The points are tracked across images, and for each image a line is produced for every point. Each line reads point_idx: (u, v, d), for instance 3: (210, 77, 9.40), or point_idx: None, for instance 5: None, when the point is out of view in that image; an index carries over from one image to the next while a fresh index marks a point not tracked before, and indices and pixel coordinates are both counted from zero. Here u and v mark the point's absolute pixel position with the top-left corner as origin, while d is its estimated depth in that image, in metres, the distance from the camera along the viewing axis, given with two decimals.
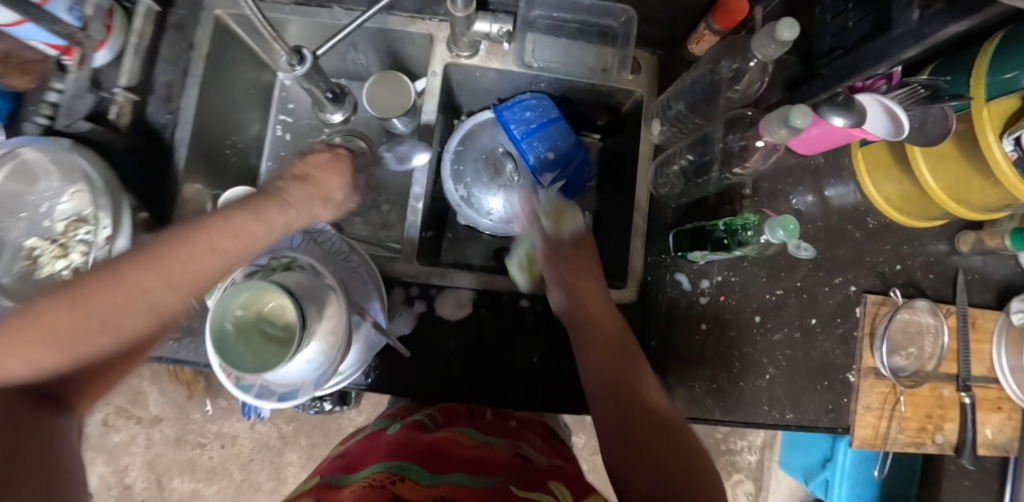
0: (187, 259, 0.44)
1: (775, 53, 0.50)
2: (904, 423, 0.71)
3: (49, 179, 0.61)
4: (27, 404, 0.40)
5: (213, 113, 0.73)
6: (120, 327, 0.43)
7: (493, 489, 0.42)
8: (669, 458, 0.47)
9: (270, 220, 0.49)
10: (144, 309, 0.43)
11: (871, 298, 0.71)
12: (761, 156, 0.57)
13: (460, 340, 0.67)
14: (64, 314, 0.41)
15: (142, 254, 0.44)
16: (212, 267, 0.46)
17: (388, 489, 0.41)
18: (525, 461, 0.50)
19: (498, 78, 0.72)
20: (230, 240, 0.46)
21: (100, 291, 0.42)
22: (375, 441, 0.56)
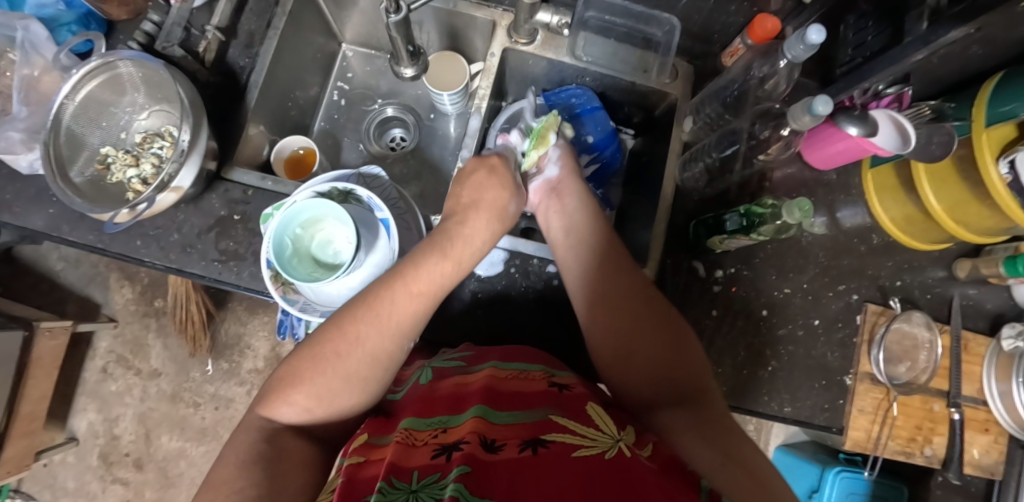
0: (392, 307, 0.52)
1: (804, 54, 0.56)
2: (895, 431, 0.75)
3: (136, 96, 0.69)
4: (307, 403, 0.49)
5: (284, 66, 0.79)
6: (360, 363, 0.50)
7: (534, 423, 0.48)
8: (686, 376, 0.54)
9: (459, 258, 0.59)
10: (363, 353, 0.50)
11: (871, 308, 0.76)
12: (777, 146, 0.67)
13: (488, 298, 0.71)
14: (354, 342, 0.50)
15: (360, 310, 0.52)
16: (411, 312, 0.53)
17: (431, 443, 0.47)
18: (561, 389, 0.55)
19: (549, 67, 0.79)
20: (444, 265, 0.57)
21: (343, 339, 0.50)
22: (407, 394, 0.61)
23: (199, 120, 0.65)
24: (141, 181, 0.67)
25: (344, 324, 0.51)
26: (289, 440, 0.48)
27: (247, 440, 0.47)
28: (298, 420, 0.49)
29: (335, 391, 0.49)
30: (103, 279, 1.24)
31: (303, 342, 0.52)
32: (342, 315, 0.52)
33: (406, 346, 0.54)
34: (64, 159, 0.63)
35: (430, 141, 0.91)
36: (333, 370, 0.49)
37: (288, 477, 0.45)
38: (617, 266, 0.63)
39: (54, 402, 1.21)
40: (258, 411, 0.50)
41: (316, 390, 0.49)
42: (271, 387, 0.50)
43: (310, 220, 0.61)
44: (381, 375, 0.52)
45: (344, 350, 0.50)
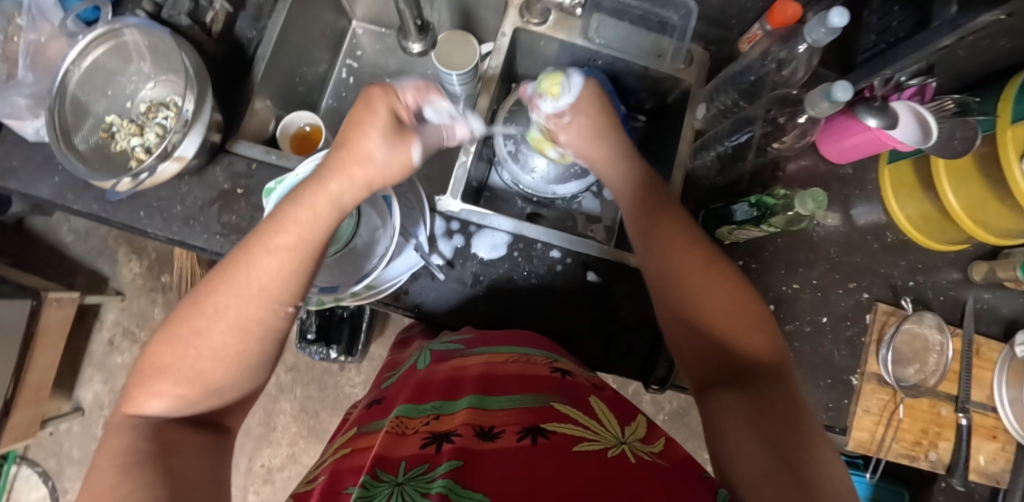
0: (250, 270, 0.47)
1: (825, 39, 0.54)
2: (901, 434, 0.73)
3: (142, 65, 0.68)
4: (172, 382, 0.45)
5: (292, 40, 0.78)
6: (224, 338, 0.46)
7: (535, 410, 0.47)
8: (754, 358, 0.48)
9: (320, 207, 0.50)
10: (222, 326, 0.46)
11: (882, 307, 0.74)
12: (793, 134, 0.65)
13: (490, 281, 0.70)
14: (214, 320, 0.46)
15: (218, 280, 0.47)
16: (272, 271, 0.47)
17: (421, 430, 0.47)
18: (564, 376, 0.54)
19: (560, 49, 0.78)
20: (303, 215, 0.49)
21: (198, 314, 0.46)
22: (403, 378, 0.63)
23: (203, 89, 0.64)
24: (145, 149, 0.67)
25: (205, 299, 0.46)
26: (176, 429, 0.44)
27: (121, 436, 0.42)
28: (173, 412, 0.45)
29: (209, 373, 0.45)
30: (111, 253, 1.25)
31: (164, 323, 0.47)
32: (206, 288, 0.47)
33: (278, 311, 0.48)
34: (68, 126, 0.62)
35: None
36: (196, 353, 0.45)
37: (191, 463, 0.42)
38: (681, 235, 0.56)
39: (62, 372, 1.23)
40: (124, 409, 0.45)
41: (185, 374, 0.45)
42: (135, 379, 0.45)
43: None
44: (258, 344, 0.47)
45: (205, 325, 0.46)
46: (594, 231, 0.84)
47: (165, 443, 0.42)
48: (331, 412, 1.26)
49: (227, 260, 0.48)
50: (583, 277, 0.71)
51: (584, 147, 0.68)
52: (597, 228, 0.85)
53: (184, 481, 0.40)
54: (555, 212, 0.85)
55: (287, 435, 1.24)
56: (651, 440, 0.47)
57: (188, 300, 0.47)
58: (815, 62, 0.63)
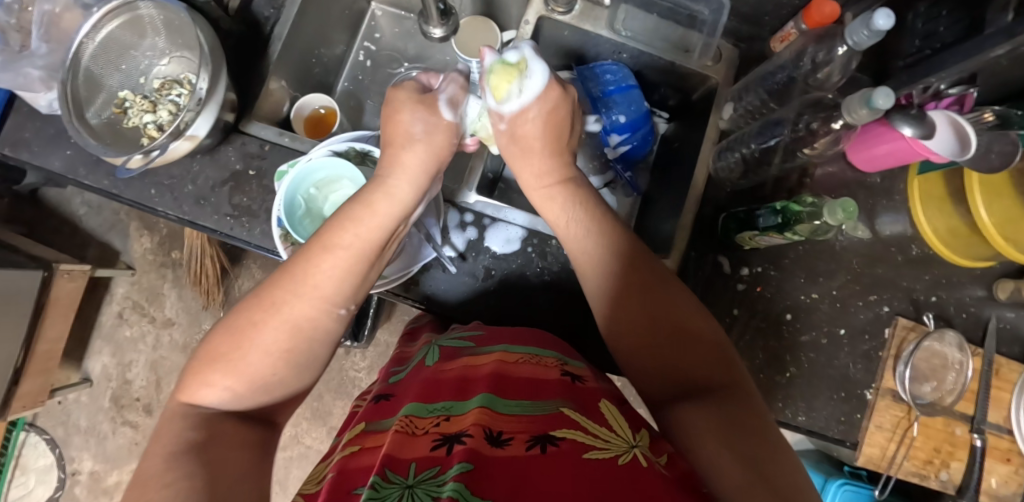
0: (314, 269, 0.50)
1: (867, 41, 0.52)
2: (913, 452, 0.71)
3: (156, 40, 0.67)
4: (227, 371, 0.46)
5: (310, 20, 0.76)
6: (278, 334, 0.48)
7: (545, 417, 0.46)
8: (708, 373, 0.49)
9: (381, 210, 0.54)
10: (283, 322, 0.48)
11: (902, 322, 0.72)
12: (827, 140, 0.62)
13: (503, 274, 0.69)
14: (281, 318, 0.48)
15: (284, 279, 0.50)
16: (331, 273, 0.50)
17: (430, 432, 0.46)
18: (575, 381, 0.53)
19: (584, 39, 0.75)
20: (363, 216, 0.53)
21: (258, 309, 0.48)
22: (412, 374, 0.62)
23: (219, 67, 0.63)
24: (157, 127, 0.66)
25: (272, 295, 0.49)
26: (224, 423, 0.44)
27: (175, 426, 0.42)
28: (226, 406, 0.45)
29: (261, 368, 0.47)
30: (123, 227, 1.24)
31: (221, 322, 0.49)
32: (268, 287, 0.50)
33: (335, 313, 0.51)
34: (81, 99, 0.61)
35: None
36: (257, 346, 0.47)
37: (233, 452, 0.41)
38: (630, 256, 0.56)
39: (71, 343, 1.24)
40: (178, 398, 0.46)
41: (243, 370, 0.46)
42: (191, 371, 0.47)
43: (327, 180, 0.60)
44: (307, 344, 0.49)
45: (268, 320, 0.48)
46: None
47: (211, 432, 0.42)
48: (334, 395, 1.26)
49: (294, 260, 0.51)
50: None
51: (519, 157, 0.61)
52: None
53: (230, 467, 0.39)
54: None
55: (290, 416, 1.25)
56: (658, 450, 0.45)
57: (252, 295, 0.50)
58: (853, 66, 0.61)
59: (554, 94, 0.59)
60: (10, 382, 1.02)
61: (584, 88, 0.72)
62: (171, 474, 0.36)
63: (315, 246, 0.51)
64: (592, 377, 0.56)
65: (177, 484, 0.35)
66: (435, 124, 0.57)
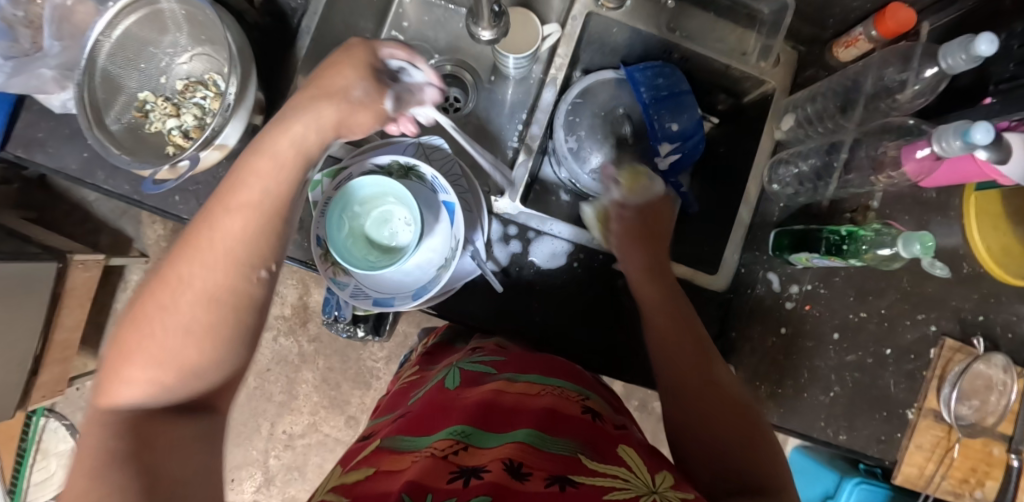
0: (213, 230, 0.40)
1: (963, 66, 0.48)
2: (950, 471, 0.71)
3: (178, 36, 0.62)
4: (145, 360, 0.37)
5: (339, 10, 0.70)
6: (195, 310, 0.38)
7: (567, 457, 0.43)
8: (764, 470, 0.44)
9: (281, 155, 0.44)
10: (194, 297, 0.38)
11: (949, 343, 0.70)
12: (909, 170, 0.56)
13: (546, 289, 0.67)
14: (184, 295, 0.38)
15: (181, 247, 0.40)
16: (238, 229, 0.40)
17: (449, 459, 0.42)
18: (595, 420, 0.50)
19: (633, 37, 0.70)
20: (263, 164, 0.43)
21: (163, 288, 0.38)
22: (429, 395, 0.57)
23: (251, 70, 0.59)
24: (182, 133, 0.61)
25: (169, 271, 0.39)
26: (150, 422, 0.35)
27: (93, 435, 0.34)
28: (151, 401, 0.37)
29: (185, 350, 0.38)
30: (134, 213, 1.20)
31: (124, 312, 0.39)
32: (167, 262, 0.40)
33: (250, 277, 0.40)
34: (99, 103, 0.57)
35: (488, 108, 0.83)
36: (172, 327, 0.37)
37: (168, 460, 0.34)
38: (698, 342, 0.53)
39: (86, 329, 1.22)
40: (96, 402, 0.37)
41: (157, 354, 0.37)
42: (106, 366, 0.37)
43: (368, 196, 0.56)
44: (237, 315, 0.40)
45: (169, 302, 0.38)
46: None
47: (141, 435, 0.34)
48: (352, 385, 1.25)
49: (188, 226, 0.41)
50: None
51: (625, 247, 0.60)
52: None
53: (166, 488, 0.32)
54: None
55: (308, 405, 1.24)
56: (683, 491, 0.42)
57: (148, 283, 0.39)
58: (940, 88, 0.56)
59: (667, 206, 0.62)
60: (29, 373, 1.01)
61: (635, 93, 0.68)
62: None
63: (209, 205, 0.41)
64: (614, 417, 0.54)
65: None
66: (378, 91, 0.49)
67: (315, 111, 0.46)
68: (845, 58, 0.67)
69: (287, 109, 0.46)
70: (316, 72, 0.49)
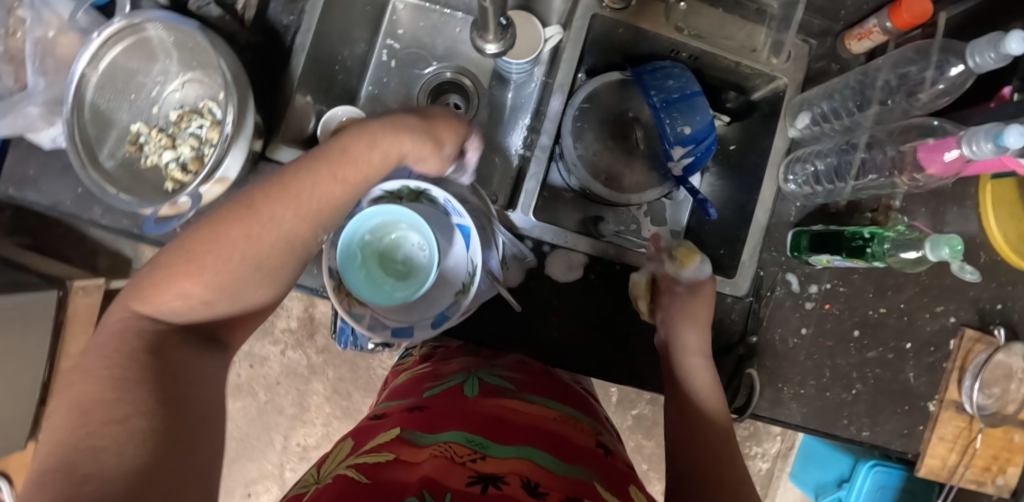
0: (311, 187, 0.42)
1: (992, 65, 0.47)
2: (972, 460, 0.72)
3: (167, 63, 0.59)
4: (206, 275, 0.39)
5: (333, 24, 0.68)
6: (269, 248, 0.41)
7: (582, 485, 0.40)
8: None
9: (386, 151, 0.46)
10: (271, 240, 0.41)
11: (969, 333, 0.70)
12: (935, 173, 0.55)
13: (564, 303, 0.65)
14: (260, 234, 0.41)
15: (277, 185, 0.42)
16: (335, 197, 0.44)
17: (468, 464, 0.39)
18: (606, 455, 0.50)
19: (639, 37, 0.68)
20: (372, 156, 0.45)
21: (250, 218, 0.40)
22: (444, 392, 0.54)
23: (248, 98, 0.56)
24: (179, 166, 0.58)
25: (253, 205, 0.41)
26: (174, 341, 0.38)
27: (123, 340, 0.36)
28: (190, 314, 0.40)
29: (240, 280, 0.41)
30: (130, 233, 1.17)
31: (201, 224, 0.41)
32: (253, 191, 0.41)
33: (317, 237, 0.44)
34: (91, 140, 0.54)
35: (490, 115, 0.80)
36: (240, 258, 0.40)
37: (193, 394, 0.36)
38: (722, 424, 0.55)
39: None
40: (130, 299, 0.39)
41: (215, 279, 0.40)
42: (157, 268, 0.39)
43: (382, 224, 0.54)
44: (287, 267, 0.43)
45: (243, 237, 0.40)
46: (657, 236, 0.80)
47: (166, 345, 0.37)
48: (363, 393, 1.24)
49: (284, 169, 0.43)
50: None
51: (679, 325, 0.60)
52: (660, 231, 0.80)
53: (193, 400, 0.35)
54: (615, 215, 0.79)
55: (320, 416, 1.23)
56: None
57: (230, 206, 0.41)
58: (965, 87, 0.55)
59: (712, 288, 0.63)
60: (37, 405, 0.99)
61: (645, 97, 0.66)
62: (126, 407, 0.31)
63: (323, 159, 0.43)
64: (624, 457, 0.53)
65: (135, 420, 0.31)
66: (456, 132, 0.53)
67: (417, 147, 0.48)
68: (857, 50, 0.66)
69: (398, 121, 0.48)
70: (431, 112, 0.52)
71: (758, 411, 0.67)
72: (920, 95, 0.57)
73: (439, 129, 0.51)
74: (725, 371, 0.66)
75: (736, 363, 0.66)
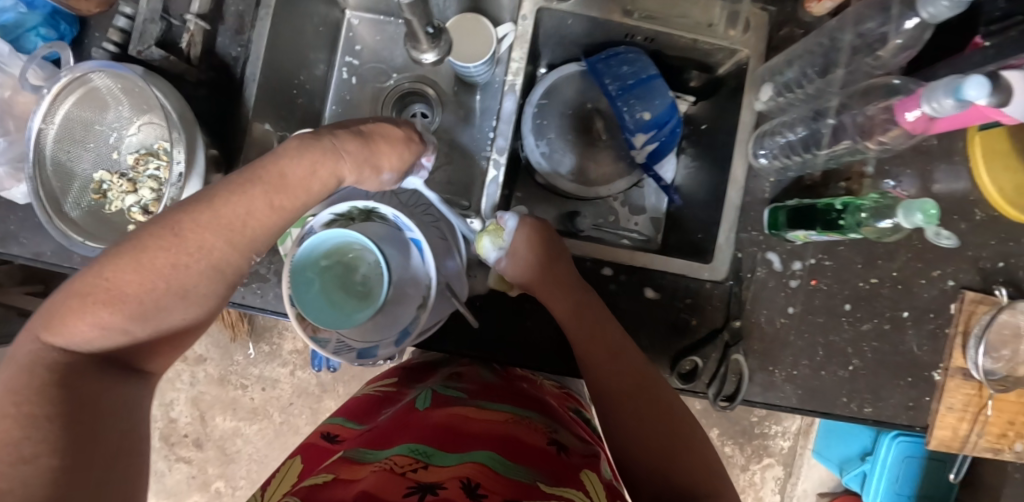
0: (243, 217, 0.42)
1: (947, 14, 0.44)
2: (986, 428, 0.68)
3: (119, 109, 0.60)
4: (128, 305, 0.38)
5: (284, 50, 0.68)
6: (197, 278, 0.40)
7: (525, 487, 0.40)
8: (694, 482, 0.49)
9: (320, 174, 0.46)
10: (199, 268, 0.40)
11: (970, 296, 0.67)
12: (897, 132, 0.53)
13: (536, 305, 0.65)
14: (189, 261, 0.40)
15: (202, 206, 0.41)
16: (266, 222, 0.43)
17: (408, 475, 0.39)
18: (561, 453, 0.49)
19: (591, 26, 0.66)
20: (303, 179, 0.45)
21: (173, 244, 0.39)
22: (398, 413, 0.56)
23: (196, 132, 0.58)
24: (142, 209, 0.60)
25: (178, 230, 0.40)
26: (89, 372, 0.37)
27: (36, 376, 0.35)
28: (106, 345, 0.38)
29: (163, 310, 0.40)
30: None
31: (117, 245, 0.39)
32: (175, 213, 0.41)
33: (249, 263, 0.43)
34: (55, 192, 0.56)
35: (456, 121, 0.79)
36: (163, 285, 0.39)
37: (103, 434, 0.35)
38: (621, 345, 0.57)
39: None
40: (42, 327, 0.37)
41: (131, 308, 0.38)
42: (71, 294, 0.38)
43: (333, 248, 0.54)
44: (217, 291, 0.42)
45: (169, 265, 0.39)
46: (637, 225, 0.78)
47: (84, 374, 0.36)
48: None
49: (210, 191, 0.42)
50: (640, 294, 0.65)
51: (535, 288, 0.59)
52: (640, 220, 0.78)
53: (112, 429, 0.36)
54: (592, 208, 0.78)
55: None
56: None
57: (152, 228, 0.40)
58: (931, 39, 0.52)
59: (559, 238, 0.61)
60: None
61: (601, 86, 0.64)
62: (33, 447, 0.32)
63: (255, 180, 0.43)
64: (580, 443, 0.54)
65: (42, 458, 0.32)
66: (405, 157, 0.53)
67: (357, 173, 0.49)
68: (819, 11, 0.62)
69: (340, 142, 0.47)
70: (371, 131, 0.51)
71: (749, 397, 0.65)
72: (885, 58, 0.54)
73: (381, 155, 0.50)
74: (712, 360, 0.64)
75: (722, 350, 0.64)
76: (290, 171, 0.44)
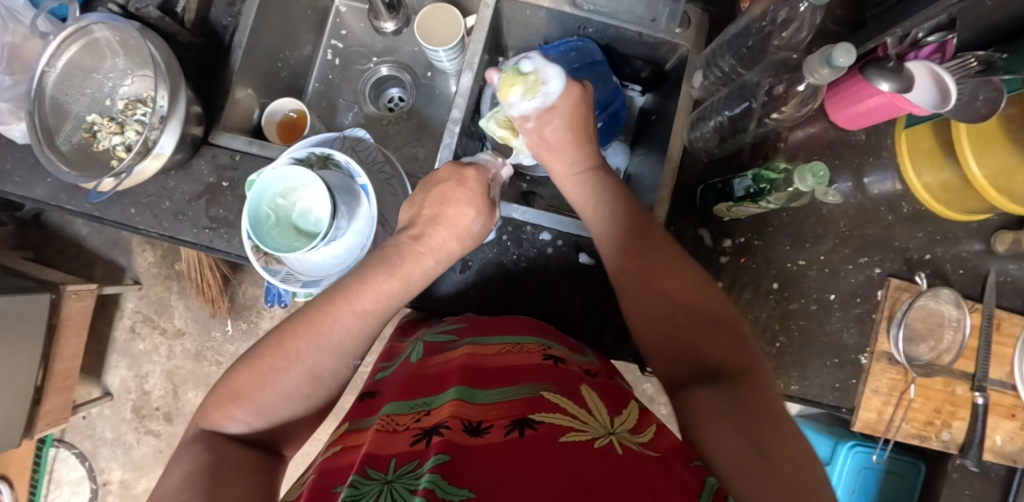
0: (333, 323, 0.49)
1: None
2: (911, 414, 0.71)
3: (116, 60, 0.67)
4: (260, 401, 0.46)
5: (271, 25, 0.75)
6: (303, 381, 0.48)
7: (523, 402, 0.40)
8: (720, 357, 0.45)
9: (406, 274, 0.52)
10: (305, 371, 0.47)
11: (895, 283, 0.69)
12: (796, 102, 0.59)
13: (479, 264, 0.70)
14: (301, 367, 0.47)
15: (301, 324, 0.48)
16: (355, 330, 0.49)
17: (411, 427, 0.40)
18: (557, 362, 0.48)
19: (548, 18, 0.73)
20: (388, 280, 0.51)
21: (281, 355, 0.47)
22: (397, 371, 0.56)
23: (180, 83, 0.64)
24: (126, 148, 0.67)
25: (290, 337, 0.48)
26: (230, 459, 0.43)
27: (189, 452, 0.43)
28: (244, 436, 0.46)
29: (275, 406, 0.47)
30: (125, 243, 1.25)
31: (243, 355, 0.49)
32: (288, 328, 0.49)
33: (349, 365, 0.50)
34: (49, 128, 0.62)
35: (427, 103, 0.87)
36: (278, 387, 0.47)
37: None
38: (645, 229, 0.55)
39: (90, 360, 1.27)
40: (199, 424, 0.46)
41: (258, 404, 0.46)
42: (216, 394, 0.47)
43: (289, 187, 0.58)
44: (327, 388, 0.49)
45: (286, 366, 0.47)
46: None
47: (216, 464, 0.42)
48: None
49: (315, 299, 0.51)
50: (576, 260, 0.69)
51: (544, 155, 0.58)
52: None
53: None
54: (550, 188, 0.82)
55: None
56: (639, 432, 0.41)
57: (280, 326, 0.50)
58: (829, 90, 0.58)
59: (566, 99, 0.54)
60: (31, 404, 1.05)
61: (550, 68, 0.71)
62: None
63: (337, 291, 0.50)
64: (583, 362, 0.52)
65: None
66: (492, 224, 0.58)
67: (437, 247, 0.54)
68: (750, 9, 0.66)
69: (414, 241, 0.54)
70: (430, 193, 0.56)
71: None
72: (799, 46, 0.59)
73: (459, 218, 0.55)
74: None
75: None
76: (372, 281, 0.51)
